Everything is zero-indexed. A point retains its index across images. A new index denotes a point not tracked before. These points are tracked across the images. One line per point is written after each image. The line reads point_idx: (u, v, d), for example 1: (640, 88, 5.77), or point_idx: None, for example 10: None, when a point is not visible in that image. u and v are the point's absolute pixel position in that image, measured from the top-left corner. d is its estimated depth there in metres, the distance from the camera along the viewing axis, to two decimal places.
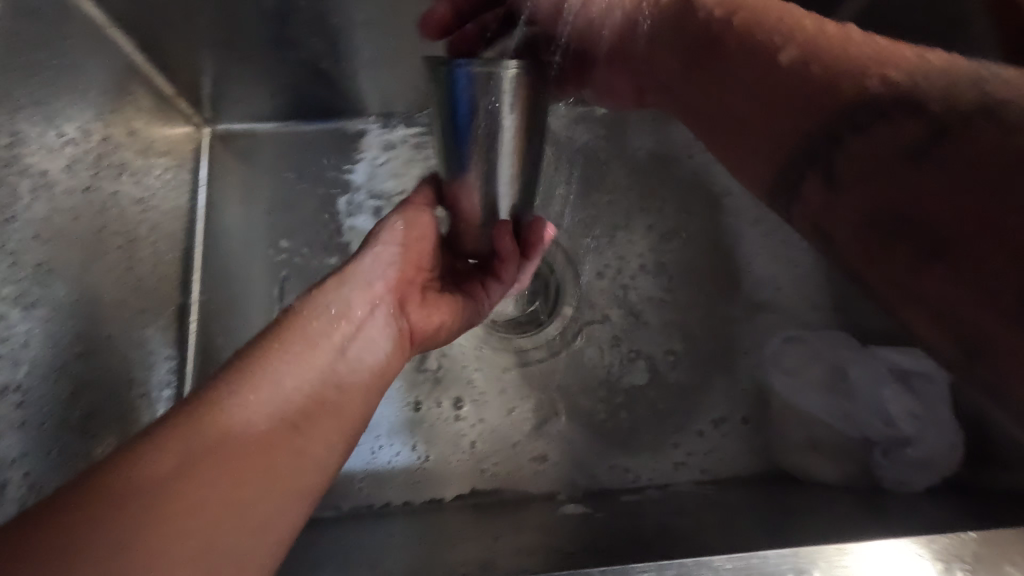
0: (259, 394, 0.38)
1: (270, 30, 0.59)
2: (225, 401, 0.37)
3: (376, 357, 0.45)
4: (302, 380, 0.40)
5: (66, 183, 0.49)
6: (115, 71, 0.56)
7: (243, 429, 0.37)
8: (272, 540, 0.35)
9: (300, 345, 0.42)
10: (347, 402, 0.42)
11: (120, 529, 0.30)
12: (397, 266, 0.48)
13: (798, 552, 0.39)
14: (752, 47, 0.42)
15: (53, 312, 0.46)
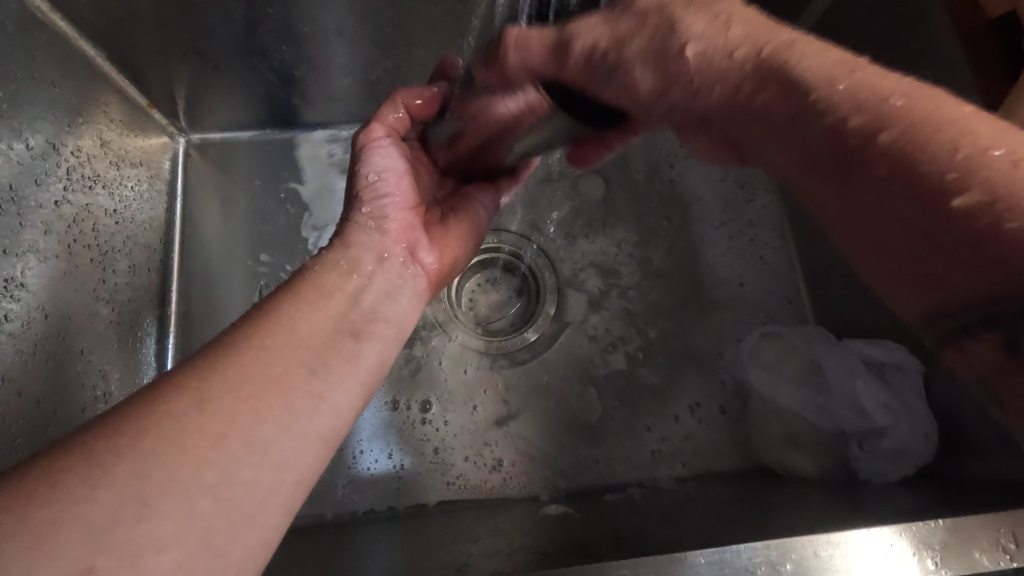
0: (272, 339, 0.36)
1: (238, 38, 0.57)
2: (242, 349, 0.34)
3: (392, 307, 0.43)
4: (317, 325, 0.38)
5: (36, 197, 0.49)
6: (86, 85, 0.55)
7: (263, 371, 0.34)
8: (291, 483, 0.32)
9: (311, 295, 0.39)
10: (364, 350, 0.39)
11: (128, 482, 0.27)
12: (399, 210, 0.47)
13: (771, 545, 0.36)
14: (903, 176, 0.29)
15: (25, 326, 0.46)
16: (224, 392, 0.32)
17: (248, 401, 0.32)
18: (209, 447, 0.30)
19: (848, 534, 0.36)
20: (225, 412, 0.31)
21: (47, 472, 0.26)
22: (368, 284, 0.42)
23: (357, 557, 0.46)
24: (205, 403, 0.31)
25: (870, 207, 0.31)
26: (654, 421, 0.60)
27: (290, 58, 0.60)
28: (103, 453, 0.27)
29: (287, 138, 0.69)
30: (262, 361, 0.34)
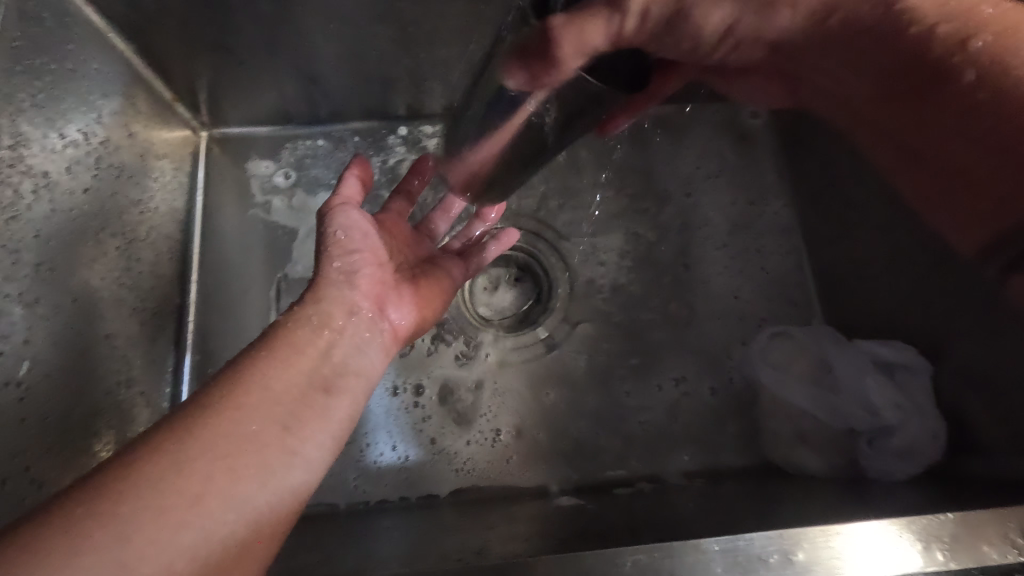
0: (248, 398, 0.37)
1: (263, 36, 0.59)
2: (219, 404, 0.36)
3: (362, 360, 0.44)
4: (286, 386, 0.39)
5: (68, 185, 0.50)
6: (116, 78, 0.56)
7: (236, 428, 0.36)
8: (267, 536, 0.35)
9: (286, 350, 0.41)
10: (335, 405, 0.41)
11: (118, 547, 0.30)
12: (370, 268, 0.48)
13: (784, 534, 0.37)
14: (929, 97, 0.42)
15: (55, 309, 0.47)
16: (197, 456, 0.34)
17: (218, 465, 0.34)
18: (185, 511, 0.32)
19: (848, 525, 0.37)
20: (197, 478, 0.33)
21: (30, 544, 0.29)
22: (338, 343, 0.43)
23: (374, 544, 0.47)
24: (180, 467, 0.33)
25: (927, 115, 0.41)
26: (663, 414, 0.61)
27: (315, 57, 0.61)
28: (87, 520, 0.30)
29: (269, 167, 0.69)
30: (237, 421, 0.36)
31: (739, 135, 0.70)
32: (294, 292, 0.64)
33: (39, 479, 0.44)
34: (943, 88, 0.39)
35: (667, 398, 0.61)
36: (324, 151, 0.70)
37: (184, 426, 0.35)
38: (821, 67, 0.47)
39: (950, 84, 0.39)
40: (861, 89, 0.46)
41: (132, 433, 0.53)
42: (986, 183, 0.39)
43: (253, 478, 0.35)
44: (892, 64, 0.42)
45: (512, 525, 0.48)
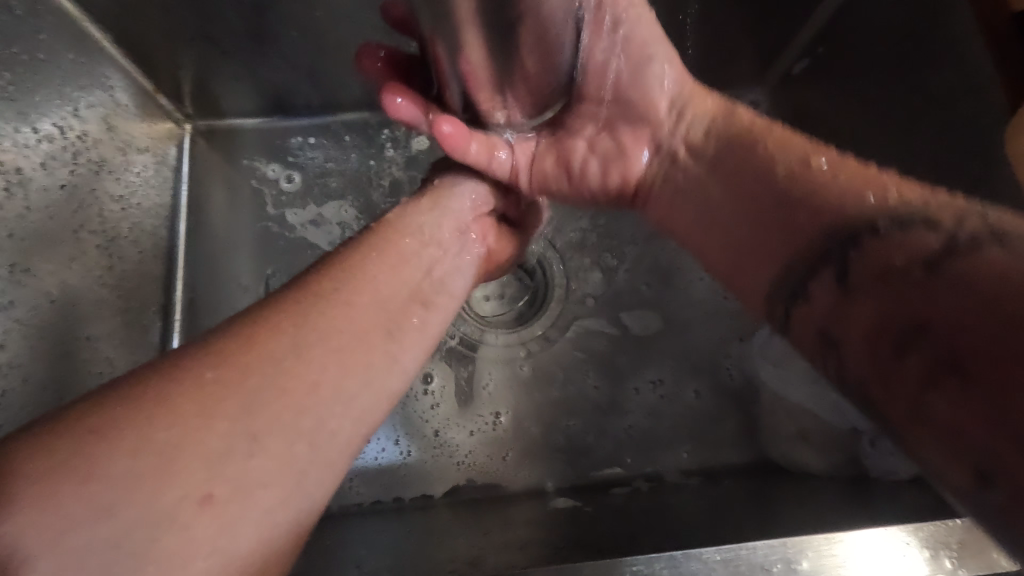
0: (354, 295, 0.37)
1: (247, 24, 0.56)
2: (335, 294, 0.36)
3: (456, 282, 0.45)
4: (396, 283, 0.40)
5: (42, 182, 0.48)
6: (93, 69, 0.54)
7: (349, 321, 0.35)
8: (367, 432, 0.34)
9: (391, 258, 0.41)
10: (431, 319, 0.41)
11: (243, 417, 0.29)
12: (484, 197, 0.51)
13: (787, 543, 0.36)
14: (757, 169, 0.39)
15: (30, 311, 0.46)
16: (311, 340, 0.33)
17: (325, 353, 0.33)
18: (299, 394, 0.31)
19: (851, 532, 0.36)
20: (311, 363, 0.32)
21: (149, 394, 0.28)
22: (437, 261, 0.44)
23: (367, 548, 0.46)
24: (298, 350, 0.32)
25: (741, 178, 0.40)
26: (662, 411, 0.59)
27: (301, 46, 0.59)
28: (209, 388, 0.29)
29: (268, 165, 0.67)
30: (348, 313, 0.36)
31: None
32: None
33: None
34: (761, 152, 0.40)
35: (644, 402, 0.60)
36: (320, 146, 0.68)
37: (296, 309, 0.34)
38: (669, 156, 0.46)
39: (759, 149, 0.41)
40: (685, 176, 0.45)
41: None
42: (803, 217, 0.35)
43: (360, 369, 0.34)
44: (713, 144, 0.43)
45: (508, 529, 0.47)
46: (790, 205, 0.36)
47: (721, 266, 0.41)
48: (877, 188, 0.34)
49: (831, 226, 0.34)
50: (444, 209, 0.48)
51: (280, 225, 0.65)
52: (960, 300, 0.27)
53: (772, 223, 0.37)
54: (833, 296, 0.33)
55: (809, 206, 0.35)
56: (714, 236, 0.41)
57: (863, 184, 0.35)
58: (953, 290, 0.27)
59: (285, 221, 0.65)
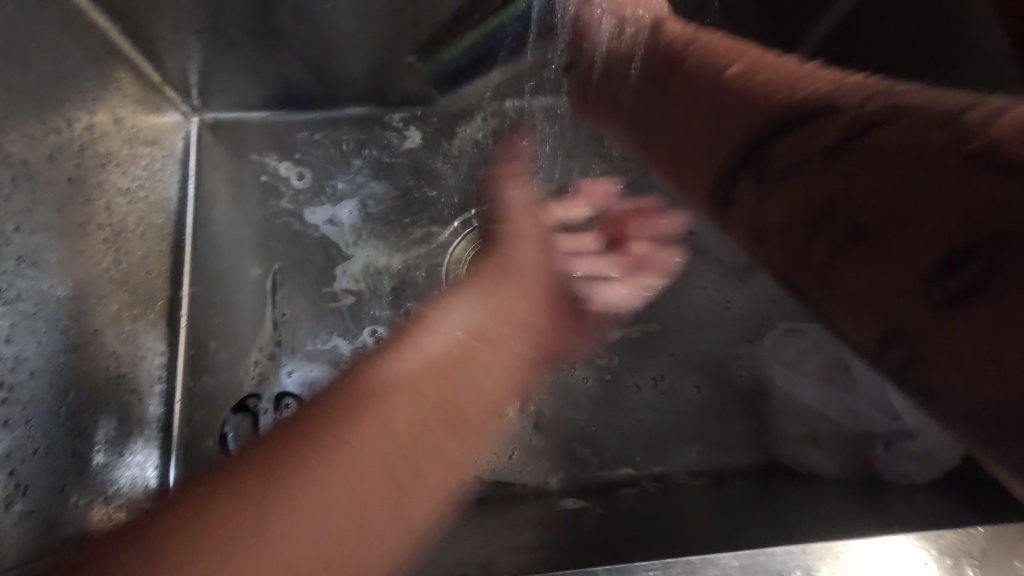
0: (388, 395, 0.35)
1: (256, 15, 0.56)
2: (365, 395, 0.35)
3: (522, 359, 0.40)
4: (511, 322, 0.40)
5: (49, 174, 0.48)
6: (101, 61, 0.53)
7: (382, 427, 0.33)
8: (399, 539, 0.33)
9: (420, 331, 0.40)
10: (482, 408, 0.37)
11: (265, 547, 0.29)
12: (547, 261, 0.44)
13: (807, 550, 0.35)
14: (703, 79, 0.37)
15: (39, 305, 0.45)
16: (340, 426, 0.33)
17: (351, 429, 0.33)
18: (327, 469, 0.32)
19: (870, 541, 0.36)
20: (345, 446, 0.33)
21: (180, 518, 0.30)
22: (535, 302, 0.42)
23: None
24: (321, 466, 0.32)
25: (668, 95, 0.39)
26: (670, 410, 0.59)
27: (310, 38, 0.58)
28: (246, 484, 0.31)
29: (272, 158, 0.66)
30: (381, 417, 0.34)
31: None
32: (292, 284, 0.62)
33: (25, 483, 0.43)
34: (684, 71, 0.39)
35: (645, 399, 0.59)
36: (324, 139, 0.67)
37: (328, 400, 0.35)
38: (614, 83, 0.46)
39: (682, 70, 0.39)
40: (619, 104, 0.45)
41: (130, 427, 0.52)
42: (713, 111, 0.35)
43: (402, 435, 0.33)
44: (656, 58, 0.42)
45: (517, 532, 0.47)
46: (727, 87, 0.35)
47: (673, 175, 0.39)
48: (807, 80, 0.33)
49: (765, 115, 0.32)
50: (558, 245, 0.46)
51: (299, 220, 0.64)
52: (954, 156, 0.25)
53: (679, 124, 0.37)
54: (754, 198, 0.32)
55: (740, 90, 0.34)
56: (670, 144, 0.38)
57: (796, 75, 0.33)
58: (876, 159, 0.27)
59: (308, 217, 0.64)
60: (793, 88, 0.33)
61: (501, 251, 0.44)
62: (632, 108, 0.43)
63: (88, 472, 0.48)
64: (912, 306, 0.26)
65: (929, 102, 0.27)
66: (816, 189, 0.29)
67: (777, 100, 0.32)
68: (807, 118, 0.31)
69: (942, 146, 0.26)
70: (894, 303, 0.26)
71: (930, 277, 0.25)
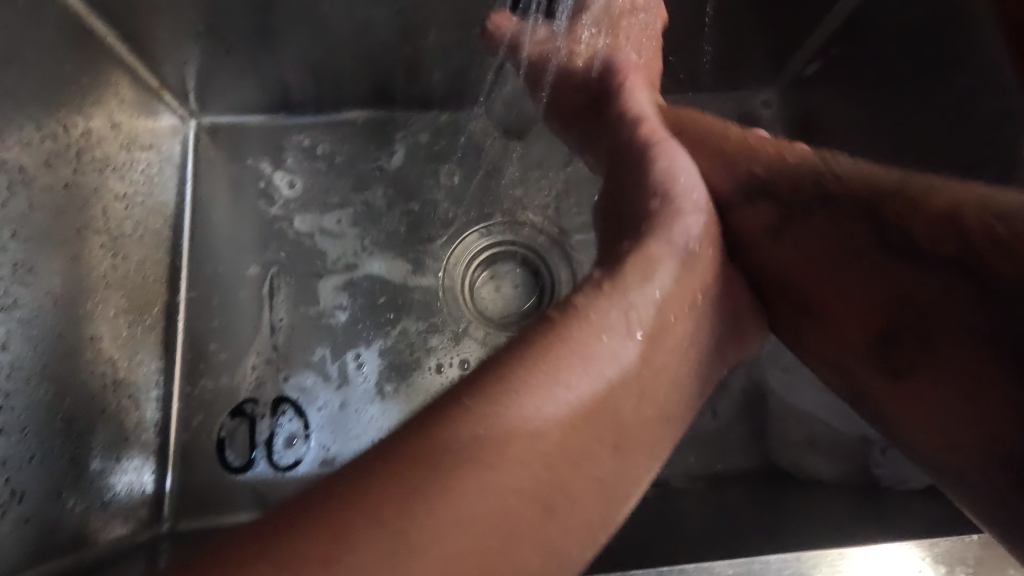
0: (537, 428, 0.30)
1: (253, 18, 0.55)
2: (512, 417, 0.30)
3: (651, 405, 0.35)
4: (671, 343, 0.36)
5: (46, 179, 0.48)
6: (99, 65, 0.53)
7: (526, 466, 0.29)
8: None
9: (616, 309, 0.35)
10: (612, 459, 0.33)
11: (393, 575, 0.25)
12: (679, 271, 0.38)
13: (800, 557, 0.36)
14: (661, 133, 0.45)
15: (35, 311, 0.45)
16: (520, 460, 0.29)
17: (525, 461, 0.29)
18: (500, 507, 0.28)
19: (864, 549, 0.36)
20: (509, 479, 0.29)
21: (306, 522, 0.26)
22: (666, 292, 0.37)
23: None
24: (461, 499, 0.27)
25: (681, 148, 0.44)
26: None
27: (308, 42, 0.58)
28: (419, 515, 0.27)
29: (263, 161, 0.66)
30: (524, 457, 0.29)
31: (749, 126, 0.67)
32: (289, 289, 0.62)
33: (20, 489, 0.43)
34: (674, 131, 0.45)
35: None
36: (318, 142, 0.67)
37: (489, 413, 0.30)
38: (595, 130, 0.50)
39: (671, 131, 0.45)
40: (612, 152, 0.47)
41: (122, 433, 0.52)
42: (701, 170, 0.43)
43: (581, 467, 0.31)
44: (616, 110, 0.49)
45: None
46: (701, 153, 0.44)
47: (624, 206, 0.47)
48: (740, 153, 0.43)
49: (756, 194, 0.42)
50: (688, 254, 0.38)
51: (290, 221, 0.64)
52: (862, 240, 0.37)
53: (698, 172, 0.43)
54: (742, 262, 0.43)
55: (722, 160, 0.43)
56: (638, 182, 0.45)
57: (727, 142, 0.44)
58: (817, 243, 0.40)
59: (298, 219, 0.64)
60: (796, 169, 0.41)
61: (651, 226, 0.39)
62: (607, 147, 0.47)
63: (85, 479, 0.48)
64: (865, 354, 0.38)
65: (868, 187, 0.38)
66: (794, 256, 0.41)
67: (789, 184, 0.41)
68: (767, 192, 0.41)
69: (929, 242, 0.35)
70: (853, 352, 0.39)
71: (871, 337, 0.38)
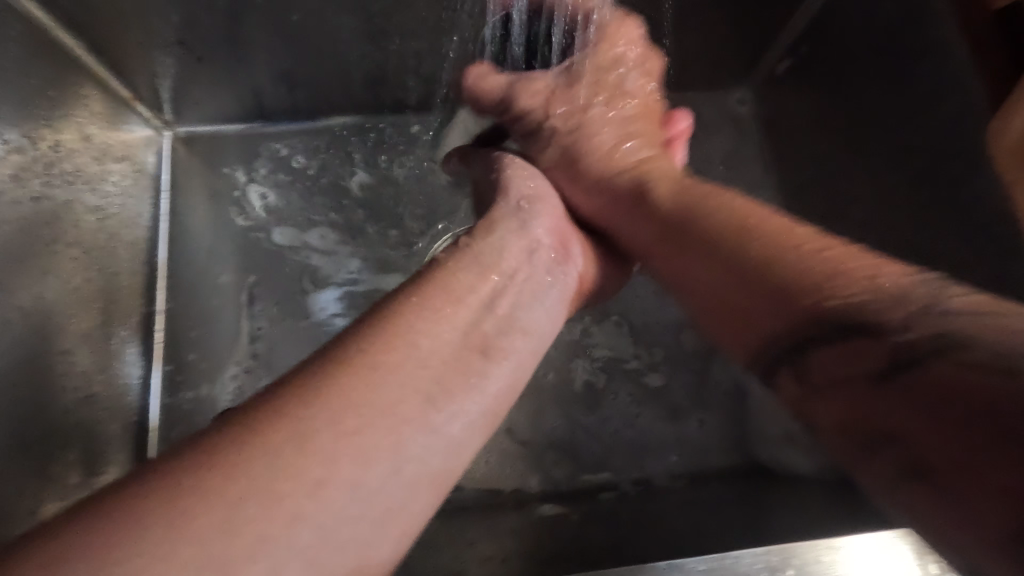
0: (333, 459, 0.28)
1: (223, 29, 0.55)
2: (308, 444, 0.28)
3: (436, 450, 0.31)
4: (476, 388, 0.34)
5: (12, 195, 0.48)
6: (68, 79, 0.53)
7: (305, 507, 0.27)
8: None
9: (439, 299, 0.36)
10: (405, 507, 0.30)
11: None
12: (461, 312, 0.36)
13: (772, 551, 0.36)
14: (635, 200, 0.45)
15: (2, 327, 0.45)
16: (311, 493, 0.27)
17: (370, 429, 0.30)
18: (346, 479, 0.28)
19: (843, 540, 0.36)
20: (354, 448, 0.29)
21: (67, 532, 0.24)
22: (438, 337, 0.35)
23: None
24: (227, 518, 0.25)
25: (657, 219, 0.43)
26: (648, 412, 0.59)
27: (280, 51, 0.58)
28: (258, 494, 0.26)
29: (237, 171, 0.66)
30: (313, 487, 0.27)
31: (724, 125, 0.68)
32: (268, 298, 0.62)
33: None
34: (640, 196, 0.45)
35: (625, 404, 0.59)
36: (294, 151, 0.67)
37: (335, 386, 0.30)
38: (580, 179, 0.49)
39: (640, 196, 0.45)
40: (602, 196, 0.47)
41: (99, 448, 0.51)
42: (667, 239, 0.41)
43: (429, 446, 0.31)
44: (613, 180, 0.47)
45: (494, 540, 0.47)
46: (709, 257, 0.38)
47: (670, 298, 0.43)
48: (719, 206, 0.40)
49: (799, 320, 0.31)
50: (461, 299, 0.37)
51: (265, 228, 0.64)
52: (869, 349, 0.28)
53: (652, 237, 0.43)
54: (799, 395, 0.30)
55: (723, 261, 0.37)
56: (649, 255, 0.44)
57: (702, 207, 0.40)
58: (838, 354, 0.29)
59: (275, 227, 0.64)
60: (811, 268, 0.32)
61: (438, 281, 0.38)
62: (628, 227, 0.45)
63: (59, 494, 0.47)
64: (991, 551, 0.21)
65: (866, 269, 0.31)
66: (862, 408, 0.27)
67: (817, 304, 0.31)
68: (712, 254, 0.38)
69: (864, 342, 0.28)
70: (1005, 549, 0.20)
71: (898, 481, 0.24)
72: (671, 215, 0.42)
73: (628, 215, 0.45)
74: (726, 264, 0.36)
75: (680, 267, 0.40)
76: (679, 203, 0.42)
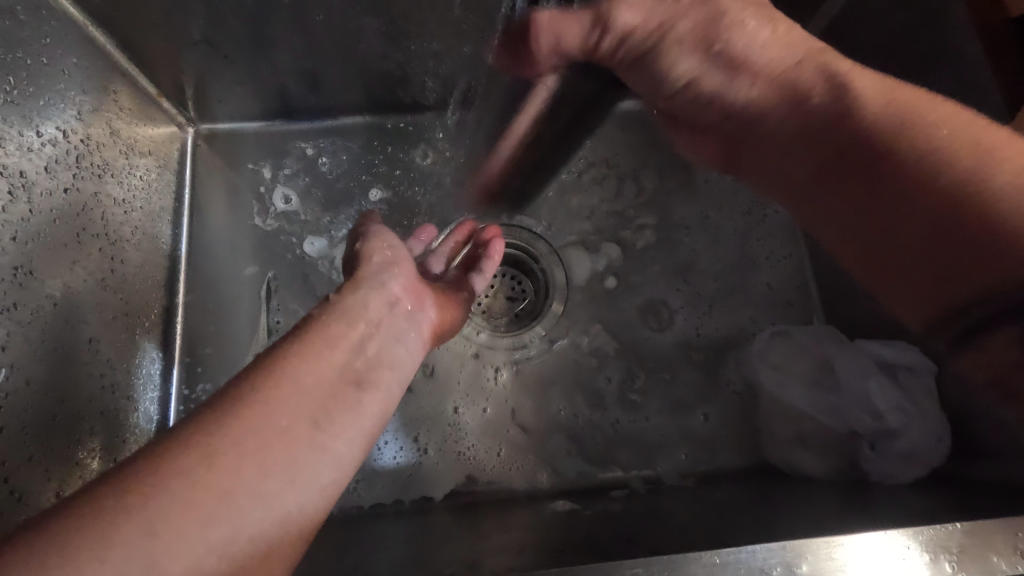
0: (207, 496, 0.29)
1: (248, 29, 0.56)
2: (175, 486, 0.28)
3: (323, 475, 0.33)
4: (357, 421, 0.36)
5: (45, 185, 0.49)
6: (97, 74, 0.54)
7: (175, 545, 0.27)
8: None
9: (316, 343, 0.37)
10: (284, 530, 0.31)
11: None
12: (336, 349, 0.38)
13: (786, 546, 0.36)
14: (816, 115, 0.39)
15: (35, 313, 0.46)
16: (183, 532, 0.27)
17: (264, 456, 0.31)
18: (246, 504, 0.30)
19: (854, 537, 0.37)
20: (250, 476, 0.30)
21: None
22: (315, 370, 0.36)
23: (374, 551, 0.46)
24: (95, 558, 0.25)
25: (855, 137, 0.37)
26: (659, 411, 0.59)
27: (303, 50, 0.59)
28: (160, 531, 0.27)
29: (263, 167, 0.67)
30: (190, 524, 0.28)
31: None
32: (286, 292, 0.62)
33: (20, 489, 0.43)
34: (822, 110, 0.39)
35: (637, 403, 0.60)
36: (311, 148, 0.68)
37: (222, 426, 0.31)
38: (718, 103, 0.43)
39: (815, 109, 0.39)
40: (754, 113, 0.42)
41: (118, 437, 0.52)
42: (868, 166, 0.37)
43: (309, 475, 0.33)
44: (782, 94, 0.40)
45: (508, 534, 0.48)
46: (910, 203, 0.36)
47: (805, 210, 0.44)
48: (926, 129, 0.35)
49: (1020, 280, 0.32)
50: (333, 338, 0.38)
51: (291, 223, 0.65)
52: None
53: (836, 157, 0.39)
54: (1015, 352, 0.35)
55: (925, 212, 0.35)
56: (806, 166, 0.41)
57: (909, 125, 0.36)
58: None
59: (300, 221, 0.65)
60: (1016, 206, 0.32)
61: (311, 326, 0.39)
62: (783, 145, 0.42)
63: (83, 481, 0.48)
64: None
65: None
66: None
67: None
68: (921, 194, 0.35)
69: None
70: None
71: None
72: (875, 136, 0.37)
73: (798, 128, 0.40)
74: (937, 210, 0.35)
75: (881, 196, 0.37)
76: (889, 118, 0.37)
